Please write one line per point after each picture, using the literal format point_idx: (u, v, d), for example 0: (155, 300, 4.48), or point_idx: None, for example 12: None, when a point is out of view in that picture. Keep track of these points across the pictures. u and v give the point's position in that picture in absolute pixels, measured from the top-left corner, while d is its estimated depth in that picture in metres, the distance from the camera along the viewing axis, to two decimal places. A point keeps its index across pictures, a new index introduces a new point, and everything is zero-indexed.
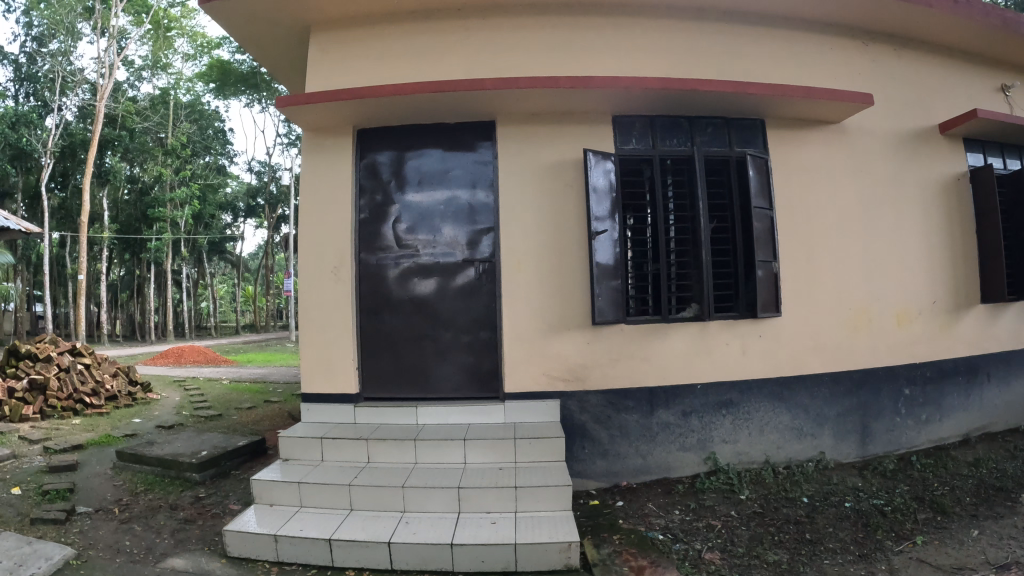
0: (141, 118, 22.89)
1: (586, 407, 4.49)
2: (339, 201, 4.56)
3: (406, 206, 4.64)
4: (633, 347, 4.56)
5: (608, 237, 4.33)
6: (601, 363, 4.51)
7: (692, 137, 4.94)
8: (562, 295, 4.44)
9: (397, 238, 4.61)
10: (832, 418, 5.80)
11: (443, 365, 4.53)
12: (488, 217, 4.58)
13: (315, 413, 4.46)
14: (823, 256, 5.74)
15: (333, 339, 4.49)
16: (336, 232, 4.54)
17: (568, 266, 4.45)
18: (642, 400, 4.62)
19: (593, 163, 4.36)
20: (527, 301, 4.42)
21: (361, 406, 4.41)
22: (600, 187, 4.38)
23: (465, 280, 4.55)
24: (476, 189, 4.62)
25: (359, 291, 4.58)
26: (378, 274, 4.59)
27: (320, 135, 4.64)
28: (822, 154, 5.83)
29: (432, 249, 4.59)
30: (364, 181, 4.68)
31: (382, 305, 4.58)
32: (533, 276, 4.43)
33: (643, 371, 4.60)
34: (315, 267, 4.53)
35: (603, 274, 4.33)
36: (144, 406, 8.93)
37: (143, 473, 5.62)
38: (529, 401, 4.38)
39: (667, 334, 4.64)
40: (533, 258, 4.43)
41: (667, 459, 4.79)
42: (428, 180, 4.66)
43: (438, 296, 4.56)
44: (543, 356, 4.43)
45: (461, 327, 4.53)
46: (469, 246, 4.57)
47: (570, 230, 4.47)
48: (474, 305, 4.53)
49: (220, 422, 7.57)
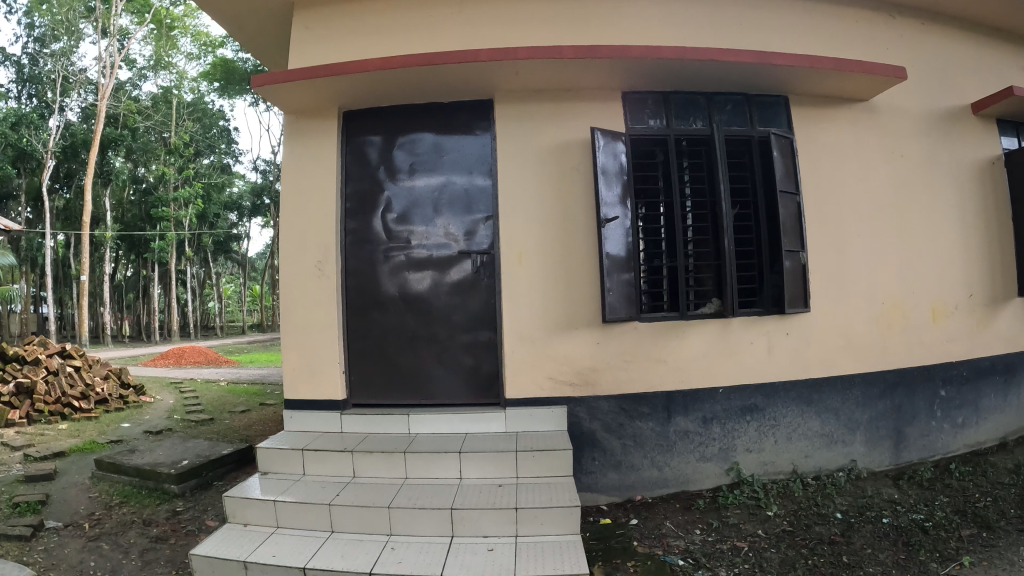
0: (144, 117, 22.71)
1: (597, 414, 4.00)
2: (320, 187, 4.11)
3: (397, 194, 4.20)
4: (649, 347, 4.06)
5: (619, 226, 3.82)
6: (614, 365, 4.01)
7: (710, 115, 4.48)
8: (569, 291, 3.94)
9: (387, 229, 4.16)
10: (864, 424, 5.33)
11: (438, 369, 4.07)
12: (486, 204, 4.14)
13: (298, 421, 4.04)
14: (853, 246, 5.25)
15: (316, 339, 4.05)
16: (318, 221, 4.09)
17: (577, 257, 3.96)
18: (659, 406, 4.14)
19: (602, 143, 3.87)
20: (530, 295, 3.92)
21: (348, 413, 3.99)
22: (610, 169, 3.89)
23: (461, 274, 4.09)
24: (473, 174, 4.17)
25: (346, 288, 4.15)
26: (367, 269, 4.15)
27: (301, 117, 4.21)
28: (850, 136, 5.35)
29: (426, 241, 4.14)
30: (350, 168, 4.25)
31: (371, 303, 4.14)
32: (536, 268, 3.92)
33: (659, 374, 4.11)
34: (296, 260, 4.08)
35: (613, 267, 3.83)
36: (135, 410, 8.61)
37: (122, 484, 5.26)
38: (533, 408, 3.87)
39: (686, 333, 4.16)
40: (536, 248, 3.93)
41: (685, 471, 4.35)
42: (420, 165, 4.22)
43: (433, 292, 4.11)
44: (550, 358, 3.92)
45: (458, 327, 4.07)
46: (466, 237, 4.12)
47: (578, 216, 3.97)
48: (473, 302, 4.07)
49: (211, 427, 7.22)
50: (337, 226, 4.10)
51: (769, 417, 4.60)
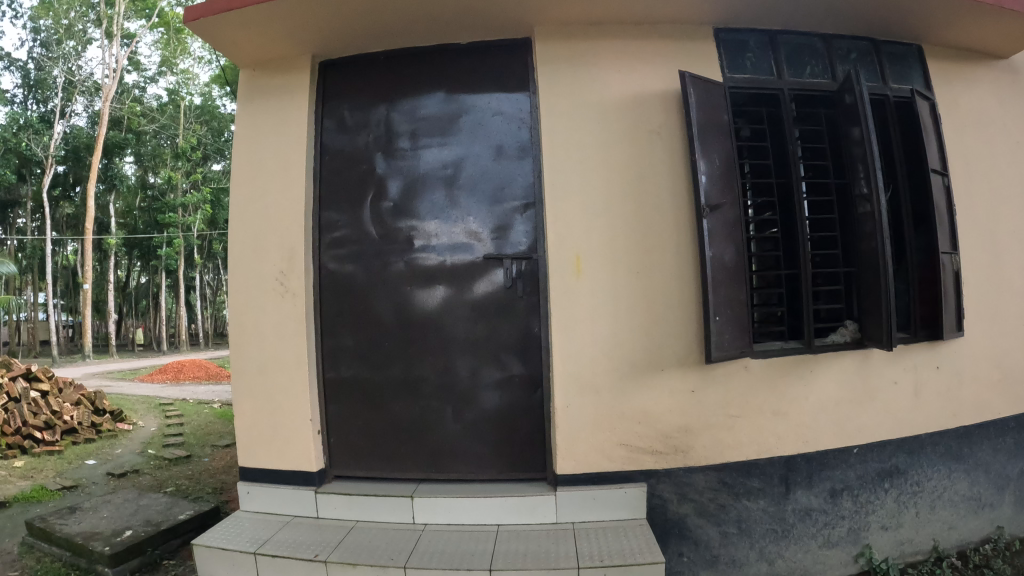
0: (148, 121, 21.40)
1: (687, 494, 2.66)
2: (283, 169, 2.86)
3: (391, 172, 2.83)
4: (766, 398, 2.72)
5: (726, 218, 2.48)
6: (713, 425, 2.63)
7: (832, 64, 3.17)
8: (653, 317, 2.51)
9: (379, 222, 2.81)
10: (1016, 478, 3.88)
11: (458, 430, 2.70)
12: (525, 185, 2.71)
13: (258, 499, 2.84)
14: (1012, 244, 3.84)
15: (279, 387, 2.80)
16: (279, 215, 2.82)
17: (665, 263, 2.52)
18: (773, 477, 2.84)
19: (694, 95, 2.51)
20: (591, 326, 2.48)
21: (326, 492, 2.74)
22: (707, 133, 2.51)
23: (489, 290, 2.67)
24: (505, 142, 2.75)
25: (321, 310, 2.84)
26: (349, 282, 2.81)
27: (258, 73, 2.99)
28: (1000, 98, 3.97)
29: (435, 241, 2.74)
30: (327, 137, 2.93)
31: (356, 333, 2.80)
32: (603, 285, 2.49)
33: (776, 433, 2.79)
34: (251, 271, 2.83)
35: (721, 278, 2.45)
36: (109, 442, 7.50)
37: (52, 558, 4.12)
38: (595, 489, 2.52)
39: (813, 373, 2.85)
40: (604, 251, 2.49)
41: (805, 563, 3.04)
42: (424, 128, 2.83)
43: (448, 317, 2.71)
44: (619, 416, 2.51)
45: (486, 368, 2.67)
46: (496, 233, 2.69)
47: (664, 202, 2.54)
48: (507, 331, 2.65)
49: (184, 469, 6.03)
50: (310, 219, 2.83)
51: (910, 481, 3.37)
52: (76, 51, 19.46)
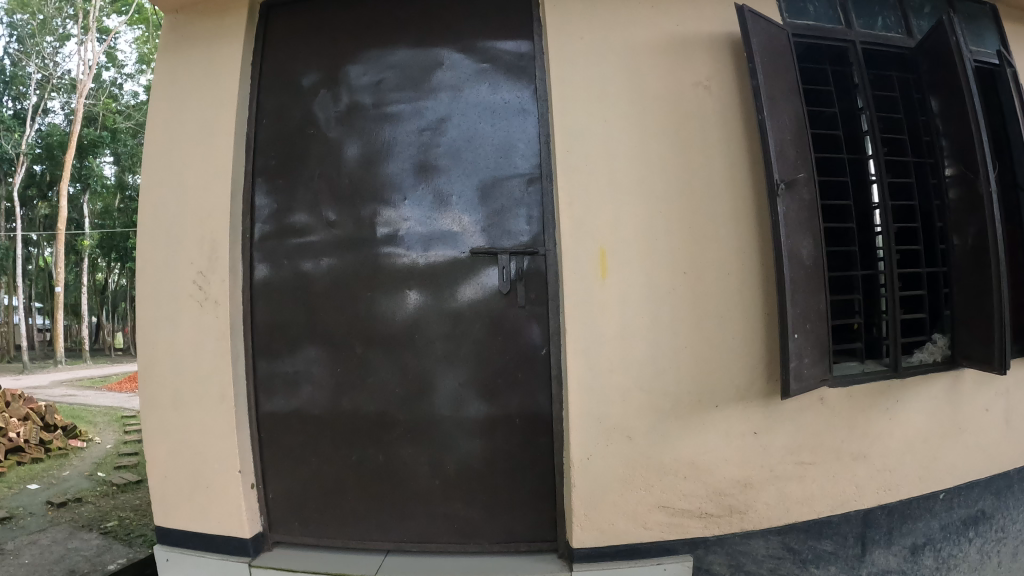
0: (129, 119, 19.81)
1: (743, 570, 1.95)
2: (206, 140, 2.16)
3: (350, 140, 2.13)
4: (845, 439, 2.07)
5: (803, 200, 1.83)
6: (779, 479, 1.95)
7: (908, 12, 2.52)
8: (704, 333, 1.84)
9: (333, 207, 2.11)
10: None
11: (435, 484, 2.01)
12: (528, 154, 2.00)
13: (178, 571, 2.15)
14: None
15: (201, 426, 2.11)
16: (199, 197, 2.13)
17: (719, 258, 1.85)
18: (853, 541, 2.13)
19: (758, 33, 1.84)
20: (623, 348, 1.81)
21: (260, 566, 2.03)
22: (777, 84, 1.85)
23: (478, 297, 1.98)
24: (501, 97, 2.04)
25: (259, 325, 2.14)
26: (292, 287, 2.12)
27: (181, 17, 2.28)
28: None
29: (405, 230, 2.04)
30: (265, 98, 2.23)
31: (305, 356, 2.10)
32: (638, 291, 1.82)
33: (854, 483, 2.12)
34: (161, 270, 2.15)
35: (801, 282, 1.80)
36: (58, 463, 6.58)
37: None
38: (625, 567, 1.83)
39: (900, 404, 2.20)
40: (639, 244, 1.82)
41: None
42: (392, 80, 2.12)
43: (422, 334, 2.01)
44: (659, 470, 1.84)
45: (474, 402, 1.97)
46: (489, 220, 1.99)
47: (716, 175, 1.87)
48: (502, 352, 1.96)
49: (135, 499, 5.19)
50: (239, 202, 2.13)
51: (994, 527, 2.62)
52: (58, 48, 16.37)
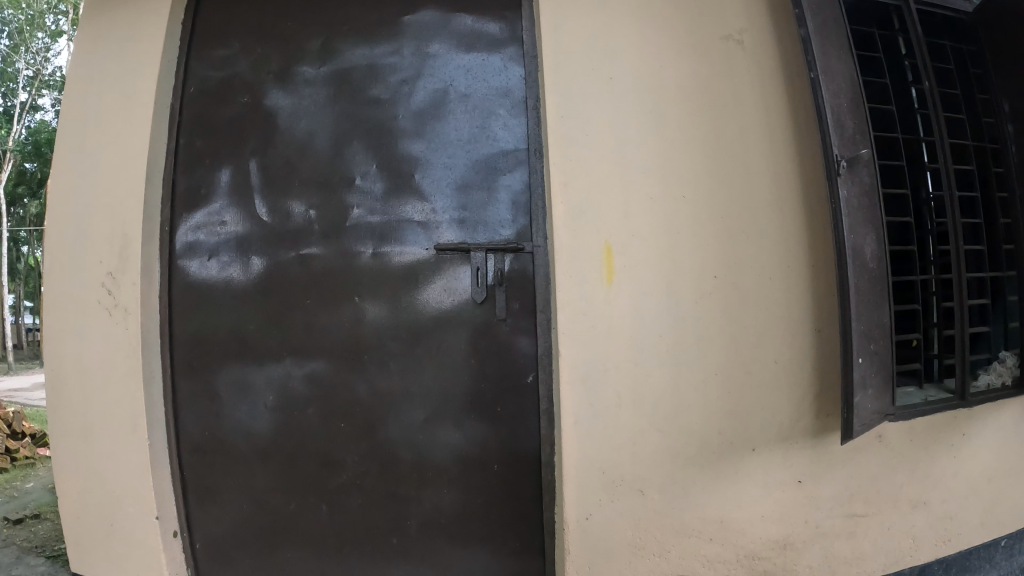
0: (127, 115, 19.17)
1: None
2: (121, 111, 1.76)
3: (295, 108, 1.73)
4: (904, 484, 1.67)
5: (865, 184, 1.44)
6: (827, 536, 1.55)
7: None
8: (737, 353, 1.45)
9: (273, 192, 1.71)
10: None
11: (396, 538, 1.61)
12: (512, 124, 1.60)
13: None
14: None
15: (110, 461, 1.71)
16: (111, 180, 1.74)
17: (756, 258, 1.46)
18: None
19: None
20: (634, 372, 1.41)
21: None
22: (830, 38, 1.46)
23: (448, 304, 1.58)
24: (476, 55, 1.64)
25: (183, 337, 1.74)
26: (221, 291, 1.72)
27: None
28: None
29: (355, 220, 1.65)
30: (195, 58, 1.83)
31: (240, 376, 1.70)
32: (653, 299, 1.42)
33: (915, 536, 1.71)
34: (67, 270, 1.76)
35: (865, 289, 1.41)
36: None
37: None
38: None
39: (965, 438, 1.80)
40: (657, 240, 1.43)
41: None
42: (348, 35, 1.72)
43: (377, 349, 1.61)
44: (678, 526, 1.44)
45: (443, 437, 1.57)
46: (462, 207, 1.59)
47: (752, 150, 1.48)
48: (478, 375, 1.56)
49: None
50: (156, 187, 1.74)
51: None
52: (48, 45, 15.60)
